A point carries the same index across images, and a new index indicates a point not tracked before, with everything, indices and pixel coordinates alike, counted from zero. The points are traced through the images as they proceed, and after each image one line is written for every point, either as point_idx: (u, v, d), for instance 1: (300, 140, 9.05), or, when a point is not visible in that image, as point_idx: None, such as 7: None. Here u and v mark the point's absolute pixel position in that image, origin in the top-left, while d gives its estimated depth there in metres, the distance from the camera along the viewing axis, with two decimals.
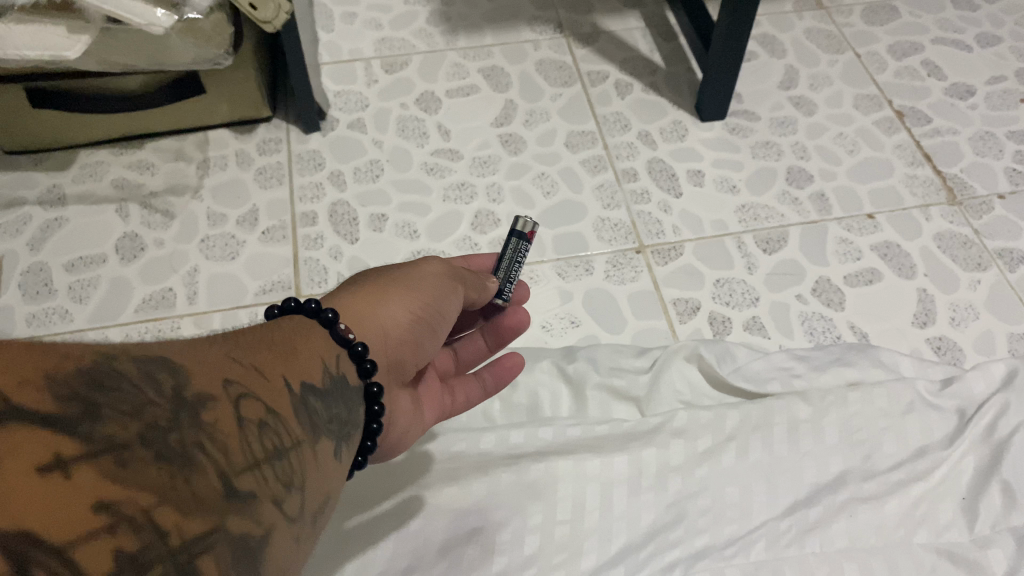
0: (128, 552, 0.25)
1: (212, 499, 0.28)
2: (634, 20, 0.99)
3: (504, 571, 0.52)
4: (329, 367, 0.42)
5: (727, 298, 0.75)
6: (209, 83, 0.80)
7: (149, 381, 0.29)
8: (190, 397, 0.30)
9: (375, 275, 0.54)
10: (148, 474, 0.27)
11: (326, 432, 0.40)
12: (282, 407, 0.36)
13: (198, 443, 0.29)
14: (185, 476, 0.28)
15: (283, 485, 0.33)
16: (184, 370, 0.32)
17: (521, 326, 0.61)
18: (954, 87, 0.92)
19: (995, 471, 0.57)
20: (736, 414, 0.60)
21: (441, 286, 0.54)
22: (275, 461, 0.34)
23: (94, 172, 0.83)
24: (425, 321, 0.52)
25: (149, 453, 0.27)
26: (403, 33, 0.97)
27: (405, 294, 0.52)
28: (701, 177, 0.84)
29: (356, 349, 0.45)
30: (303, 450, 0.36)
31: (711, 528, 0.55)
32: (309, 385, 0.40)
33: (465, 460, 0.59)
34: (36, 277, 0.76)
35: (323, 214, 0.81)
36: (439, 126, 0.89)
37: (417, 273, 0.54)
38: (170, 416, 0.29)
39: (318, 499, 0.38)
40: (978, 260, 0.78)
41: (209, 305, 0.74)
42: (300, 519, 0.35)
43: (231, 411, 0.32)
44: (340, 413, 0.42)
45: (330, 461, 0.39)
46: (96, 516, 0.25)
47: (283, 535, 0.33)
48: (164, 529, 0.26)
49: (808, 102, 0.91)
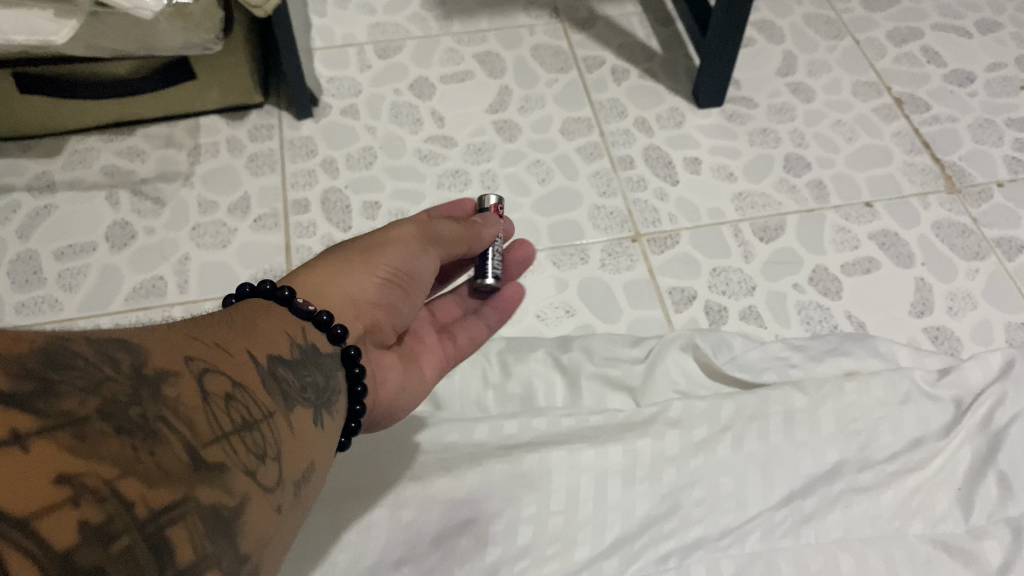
0: (93, 524, 0.24)
1: (178, 471, 0.28)
2: (632, 5, 0.98)
3: (498, 562, 0.52)
4: (295, 338, 0.42)
5: (723, 287, 0.75)
6: (200, 68, 0.79)
7: (105, 360, 0.29)
8: (149, 373, 0.30)
9: (344, 245, 0.53)
10: (109, 447, 0.26)
11: (300, 401, 0.39)
12: (249, 379, 0.35)
13: (160, 416, 0.28)
14: (149, 448, 0.27)
15: (255, 455, 0.32)
16: (141, 348, 0.31)
17: (527, 260, 0.65)
18: (954, 73, 0.91)
19: (992, 461, 0.57)
20: (733, 404, 0.60)
21: (408, 247, 0.53)
22: (246, 432, 0.33)
23: (84, 159, 0.82)
24: (395, 285, 0.52)
25: (111, 427, 0.26)
26: (397, 18, 0.96)
27: (369, 259, 0.51)
28: (698, 165, 0.83)
29: (320, 318, 0.44)
30: (275, 420, 0.35)
31: (707, 518, 0.54)
32: (277, 357, 0.39)
33: (459, 451, 0.58)
34: (25, 265, 0.75)
35: (315, 201, 0.80)
36: (433, 112, 0.87)
37: (381, 239, 0.53)
38: (129, 391, 0.28)
39: (301, 469, 0.37)
40: (976, 249, 0.77)
41: (199, 294, 0.74)
42: (281, 490, 0.34)
43: (194, 384, 0.31)
44: (315, 381, 0.41)
45: (309, 430, 0.38)
46: (58, 488, 0.24)
47: (259, 505, 0.31)
48: (129, 499, 0.25)
49: (806, 88, 0.90)
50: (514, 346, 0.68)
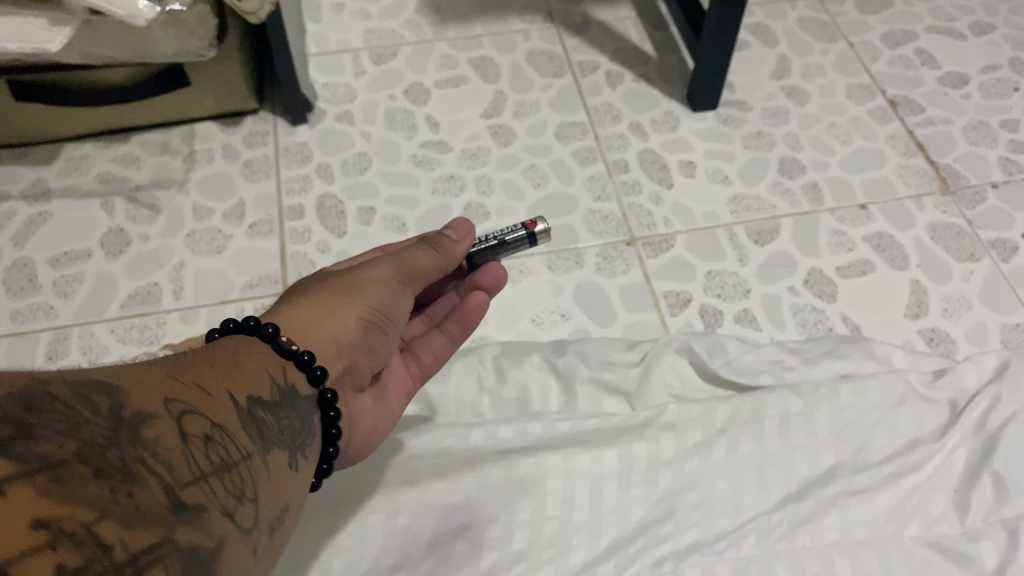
0: (70, 567, 0.24)
1: (158, 513, 0.28)
2: (626, 9, 0.98)
3: (492, 568, 0.52)
4: (276, 379, 0.42)
5: (719, 290, 0.75)
6: (195, 75, 0.79)
7: (84, 403, 0.29)
8: (129, 415, 0.30)
9: (317, 285, 0.53)
10: (89, 490, 0.26)
11: (278, 443, 0.39)
12: (229, 420, 0.35)
13: (140, 458, 0.29)
14: (128, 490, 0.27)
15: (233, 497, 0.33)
16: (121, 390, 0.31)
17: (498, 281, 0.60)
18: (948, 75, 0.92)
19: (987, 464, 0.57)
20: (727, 407, 0.60)
21: (386, 285, 0.53)
22: (225, 473, 0.33)
23: (79, 166, 0.82)
24: (374, 323, 0.51)
25: (89, 469, 0.27)
26: (392, 23, 0.96)
27: (347, 300, 0.51)
28: (693, 168, 0.84)
29: (302, 358, 0.44)
30: (254, 462, 0.36)
31: (702, 522, 0.54)
32: (257, 398, 0.39)
33: (453, 456, 0.58)
34: (20, 273, 0.75)
35: (310, 207, 0.80)
36: (428, 117, 0.88)
37: (359, 279, 0.53)
38: (108, 433, 0.28)
39: (275, 510, 0.37)
40: (971, 251, 0.77)
41: (194, 300, 0.74)
42: (256, 531, 0.34)
43: (174, 426, 0.31)
44: (292, 424, 0.41)
45: (285, 472, 0.39)
46: (34, 533, 0.24)
47: (236, 547, 0.32)
48: (108, 542, 0.25)
49: (800, 91, 0.90)
50: (509, 351, 0.68)
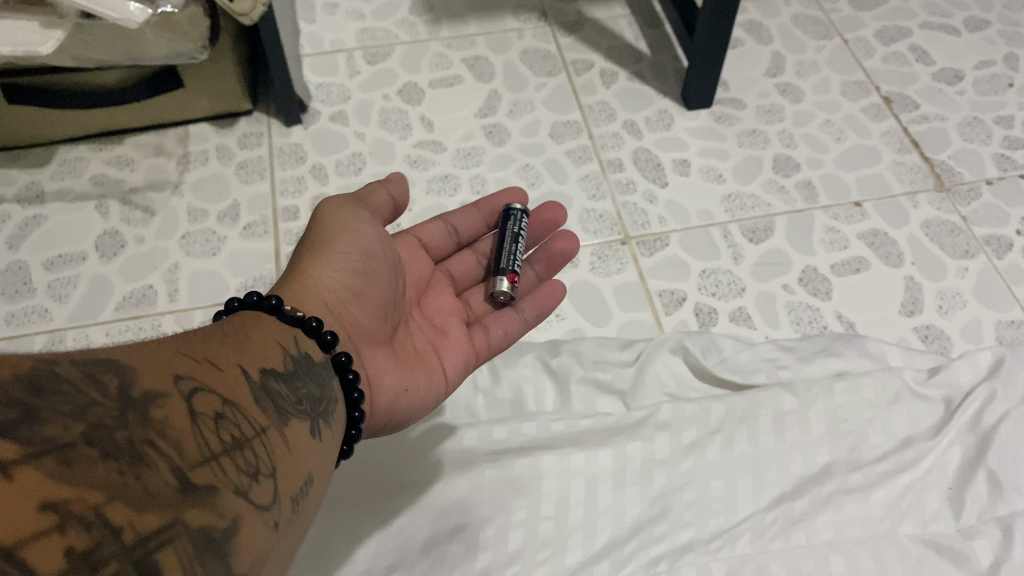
0: (79, 550, 0.24)
1: (166, 494, 0.28)
2: (620, 7, 0.98)
3: (488, 568, 0.52)
4: (288, 349, 0.42)
5: (713, 289, 0.75)
6: (190, 78, 0.79)
7: (92, 384, 0.29)
8: (137, 396, 0.30)
9: (300, 248, 0.53)
10: (94, 472, 0.26)
11: (296, 414, 0.39)
12: (241, 395, 0.36)
13: (147, 438, 0.29)
14: (135, 472, 0.27)
15: (248, 474, 0.32)
16: (130, 369, 0.31)
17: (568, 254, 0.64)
18: (942, 72, 0.91)
19: (981, 460, 0.57)
20: (722, 406, 0.59)
21: (349, 222, 0.53)
22: (238, 449, 0.33)
23: (73, 168, 0.82)
24: (360, 271, 0.52)
25: (96, 452, 0.27)
26: (385, 23, 0.96)
27: (322, 254, 0.51)
28: (687, 167, 0.83)
29: (310, 325, 0.45)
30: (270, 435, 0.36)
31: (697, 521, 0.54)
32: (269, 370, 0.39)
33: (445, 458, 0.57)
34: (15, 276, 0.75)
35: (305, 208, 0.80)
36: (422, 117, 0.87)
37: (329, 227, 0.53)
38: (115, 414, 0.29)
39: (298, 483, 0.36)
40: (965, 247, 0.77)
41: (189, 302, 0.74)
42: (277, 506, 0.33)
43: (182, 405, 0.32)
44: (310, 392, 0.41)
45: (305, 443, 0.38)
46: (43, 515, 0.24)
47: (255, 523, 0.31)
48: (117, 525, 0.25)
49: (795, 89, 0.90)
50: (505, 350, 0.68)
